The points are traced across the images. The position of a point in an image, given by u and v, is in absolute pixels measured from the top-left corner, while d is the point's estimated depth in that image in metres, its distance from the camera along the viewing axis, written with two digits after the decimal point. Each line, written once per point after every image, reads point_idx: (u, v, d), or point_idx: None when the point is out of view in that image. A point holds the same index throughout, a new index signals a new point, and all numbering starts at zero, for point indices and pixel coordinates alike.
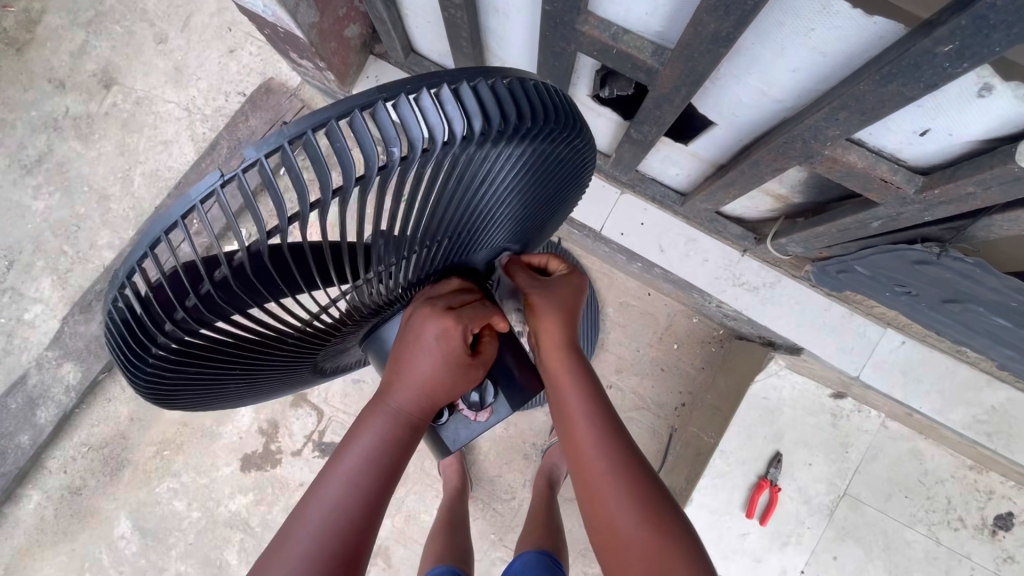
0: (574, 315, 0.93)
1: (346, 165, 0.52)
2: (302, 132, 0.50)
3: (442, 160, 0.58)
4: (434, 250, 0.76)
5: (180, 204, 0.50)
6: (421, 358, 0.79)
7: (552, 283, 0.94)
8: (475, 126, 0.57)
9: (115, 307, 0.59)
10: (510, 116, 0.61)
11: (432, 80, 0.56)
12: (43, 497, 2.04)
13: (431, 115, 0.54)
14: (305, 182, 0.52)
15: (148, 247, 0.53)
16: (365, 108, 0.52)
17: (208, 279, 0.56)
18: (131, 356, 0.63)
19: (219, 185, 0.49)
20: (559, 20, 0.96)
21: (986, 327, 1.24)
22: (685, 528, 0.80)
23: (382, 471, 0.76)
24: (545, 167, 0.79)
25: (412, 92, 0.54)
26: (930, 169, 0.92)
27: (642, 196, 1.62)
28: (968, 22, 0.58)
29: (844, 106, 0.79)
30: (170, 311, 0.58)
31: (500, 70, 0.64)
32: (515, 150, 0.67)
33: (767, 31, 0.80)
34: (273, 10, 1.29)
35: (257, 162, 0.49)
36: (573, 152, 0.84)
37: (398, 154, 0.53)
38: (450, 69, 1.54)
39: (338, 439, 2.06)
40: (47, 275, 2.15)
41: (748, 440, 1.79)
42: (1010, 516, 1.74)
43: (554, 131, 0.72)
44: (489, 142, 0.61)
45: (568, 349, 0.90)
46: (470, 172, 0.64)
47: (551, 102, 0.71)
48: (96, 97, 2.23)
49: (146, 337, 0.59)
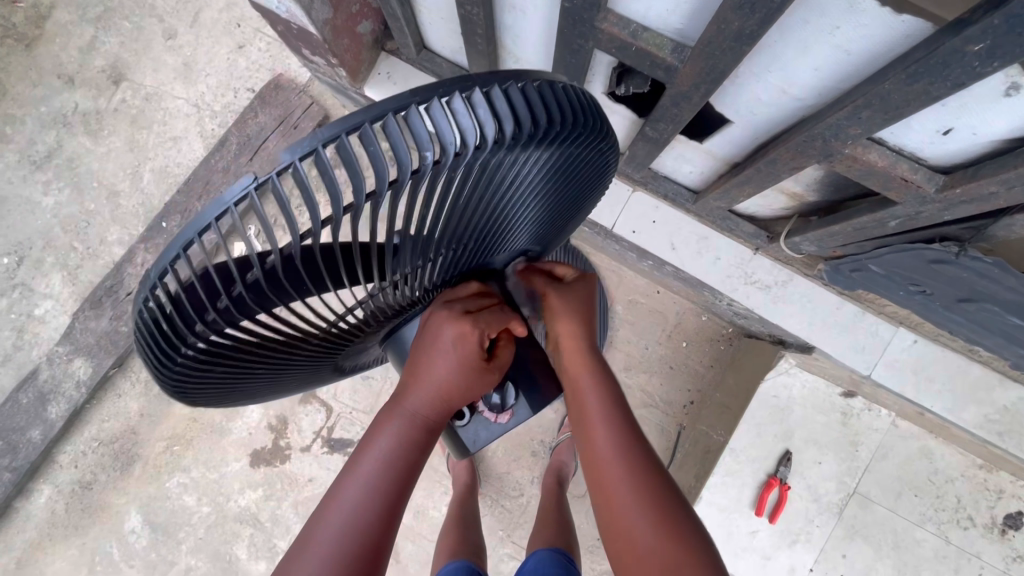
0: (592, 319, 0.96)
1: (380, 169, 0.53)
2: (336, 135, 0.51)
3: (472, 165, 0.60)
4: (458, 252, 0.78)
5: (215, 206, 0.51)
6: (437, 362, 0.79)
7: (572, 287, 0.97)
8: (504, 130, 0.59)
9: (145, 307, 0.59)
10: (538, 119, 0.63)
11: (464, 82, 0.57)
12: (54, 491, 2.05)
13: (463, 119, 0.56)
14: (338, 186, 0.53)
15: (181, 248, 0.53)
16: (397, 112, 0.54)
17: (240, 281, 0.56)
18: (159, 354, 0.64)
19: (253, 189, 0.50)
20: (577, 17, 0.96)
21: (1001, 327, 1.23)
22: (699, 533, 0.80)
23: (401, 474, 0.77)
24: (566, 169, 0.80)
25: (445, 95, 0.56)
26: (951, 168, 0.92)
27: (654, 194, 1.62)
28: (1001, 21, 0.58)
29: (868, 105, 0.79)
30: (202, 311, 0.59)
31: (530, 73, 0.65)
32: (542, 153, 0.69)
33: (790, 29, 0.79)
34: (287, 6, 1.29)
35: (291, 165, 0.50)
36: (596, 155, 0.85)
37: (431, 158, 0.55)
38: (462, 66, 1.54)
39: (347, 435, 2.07)
40: (57, 270, 2.15)
41: (758, 439, 1.79)
42: (1020, 515, 1.74)
43: (581, 134, 0.73)
44: (518, 145, 0.62)
45: (586, 353, 0.93)
46: (498, 175, 0.66)
47: (579, 106, 0.71)
48: (106, 93, 2.23)
49: (176, 336, 0.61)
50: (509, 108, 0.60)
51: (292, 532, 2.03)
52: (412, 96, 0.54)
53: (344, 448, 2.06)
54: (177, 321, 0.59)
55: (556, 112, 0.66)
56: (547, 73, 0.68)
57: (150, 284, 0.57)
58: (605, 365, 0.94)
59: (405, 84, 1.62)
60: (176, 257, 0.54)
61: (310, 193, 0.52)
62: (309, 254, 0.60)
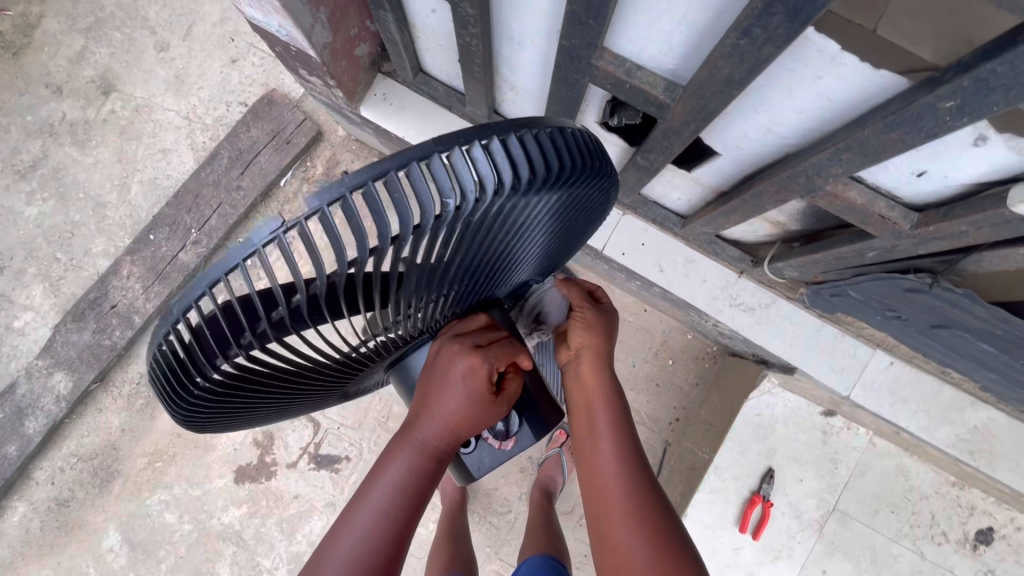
0: (611, 342, 1.00)
1: (405, 215, 0.56)
2: (364, 182, 0.53)
3: (489, 208, 0.62)
4: (467, 285, 0.81)
5: (243, 248, 0.52)
6: (449, 394, 0.81)
7: (604, 308, 1.04)
8: (522, 175, 0.61)
9: (164, 340, 0.59)
10: (552, 164, 0.66)
11: (483, 131, 0.61)
12: (29, 508, 2.00)
13: (482, 165, 0.59)
14: (364, 231, 0.55)
15: (206, 287, 0.54)
16: (421, 159, 0.56)
17: (264, 319, 0.58)
18: (175, 385, 0.64)
19: (281, 233, 0.51)
20: (575, 54, 0.99)
21: (971, 352, 1.29)
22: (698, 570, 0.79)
23: (411, 502, 0.79)
24: (573, 206, 0.83)
25: (466, 143, 0.59)
26: (924, 206, 0.98)
27: (643, 218, 1.67)
28: (970, 83, 0.63)
29: (848, 148, 0.84)
30: (223, 346, 0.60)
31: (542, 119, 0.68)
32: (553, 194, 0.72)
33: (777, 76, 0.84)
34: (287, 31, 1.30)
35: (320, 211, 0.52)
36: (600, 192, 0.89)
37: (452, 205, 0.58)
38: (458, 89, 1.57)
39: (335, 451, 2.05)
40: (38, 282, 2.11)
41: (741, 456, 1.84)
42: (990, 531, 1.80)
43: (589, 175, 0.76)
44: (532, 189, 0.65)
45: (601, 370, 0.96)
46: (511, 216, 0.69)
47: (586, 149, 0.75)
48: (94, 104, 2.21)
49: (196, 368, 0.61)
50: (525, 154, 0.63)
51: (277, 550, 2.01)
52: (435, 144, 0.57)
53: (331, 464, 2.04)
54: (198, 355, 0.60)
55: (566, 157, 0.69)
56: (558, 119, 0.72)
57: (171, 320, 0.57)
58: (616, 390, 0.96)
59: (401, 105, 1.64)
60: (201, 294, 0.54)
61: (337, 237, 0.54)
62: (329, 291, 0.61)
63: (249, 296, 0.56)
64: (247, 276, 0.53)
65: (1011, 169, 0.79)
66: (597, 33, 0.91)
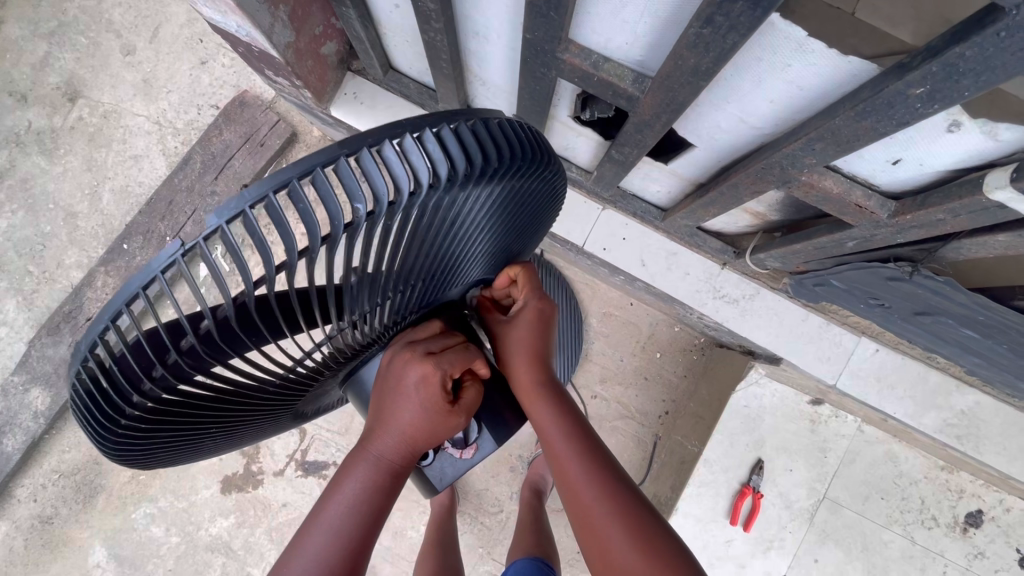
0: (546, 342, 0.96)
1: (313, 225, 0.53)
2: (264, 194, 0.51)
3: (409, 211, 0.60)
4: (410, 291, 0.78)
5: (142, 275, 0.50)
6: (402, 406, 0.78)
7: (518, 315, 0.96)
8: (440, 172, 0.60)
9: (79, 379, 0.58)
10: (474, 158, 0.65)
11: (395, 128, 0.59)
12: (12, 527, 1.96)
13: (394, 165, 0.57)
14: (270, 246, 0.52)
15: (109, 319, 0.52)
16: (326, 164, 0.54)
17: (173, 349, 0.55)
18: (96, 425, 0.62)
19: (179, 256, 0.49)
20: (539, 48, 0.96)
21: (955, 338, 1.28)
22: (679, 548, 0.82)
23: (368, 521, 0.76)
24: (513, 201, 0.82)
25: (375, 143, 0.57)
26: (901, 194, 0.96)
27: (623, 212, 1.65)
28: (939, 68, 0.60)
29: (820, 138, 0.81)
30: (137, 380, 0.57)
31: (464, 112, 0.67)
32: (484, 190, 0.70)
33: (745, 65, 0.81)
34: (247, 31, 1.25)
35: (219, 229, 0.49)
36: (543, 183, 0.88)
37: (364, 210, 0.56)
38: (430, 85, 1.53)
39: (322, 458, 2.02)
40: (10, 296, 2.06)
41: (730, 448, 1.81)
42: (979, 513, 1.81)
43: (521, 167, 0.75)
44: (456, 186, 0.63)
45: (541, 378, 0.94)
46: (441, 215, 0.67)
47: (512, 140, 0.73)
48: (61, 111, 2.15)
49: (112, 407, 0.59)
50: (444, 152, 0.62)
51: (266, 559, 1.98)
52: (340, 148, 0.55)
53: (319, 470, 2.01)
54: (111, 393, 0.57)
55: (492, 150, 0.68)
56: (483, 110, 0.70)
57: (80, 357, 0.56)
58: (560, 388, 0.94)
59: (372, 104, 1.59)
60: (104, 328, 0.52)
61: (240, 253, 0.51)
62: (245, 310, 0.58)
63: (157, 326, 0.54)
64: (149, 302, 0.50)
65: (987, 155, 0.77)
66: (559, 26, 0.88)
